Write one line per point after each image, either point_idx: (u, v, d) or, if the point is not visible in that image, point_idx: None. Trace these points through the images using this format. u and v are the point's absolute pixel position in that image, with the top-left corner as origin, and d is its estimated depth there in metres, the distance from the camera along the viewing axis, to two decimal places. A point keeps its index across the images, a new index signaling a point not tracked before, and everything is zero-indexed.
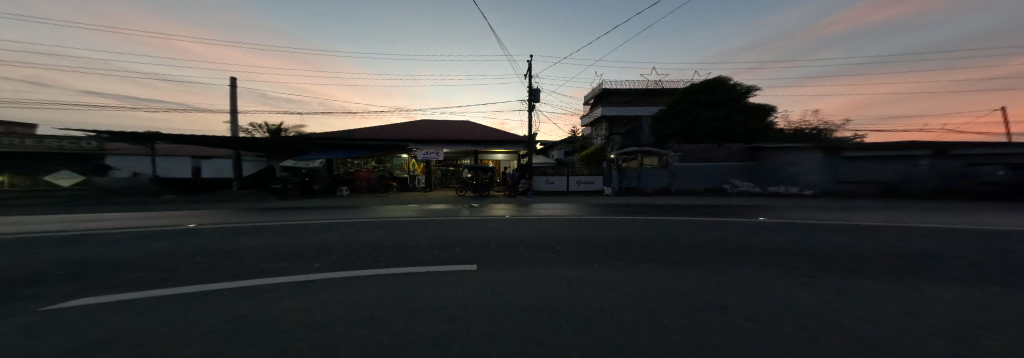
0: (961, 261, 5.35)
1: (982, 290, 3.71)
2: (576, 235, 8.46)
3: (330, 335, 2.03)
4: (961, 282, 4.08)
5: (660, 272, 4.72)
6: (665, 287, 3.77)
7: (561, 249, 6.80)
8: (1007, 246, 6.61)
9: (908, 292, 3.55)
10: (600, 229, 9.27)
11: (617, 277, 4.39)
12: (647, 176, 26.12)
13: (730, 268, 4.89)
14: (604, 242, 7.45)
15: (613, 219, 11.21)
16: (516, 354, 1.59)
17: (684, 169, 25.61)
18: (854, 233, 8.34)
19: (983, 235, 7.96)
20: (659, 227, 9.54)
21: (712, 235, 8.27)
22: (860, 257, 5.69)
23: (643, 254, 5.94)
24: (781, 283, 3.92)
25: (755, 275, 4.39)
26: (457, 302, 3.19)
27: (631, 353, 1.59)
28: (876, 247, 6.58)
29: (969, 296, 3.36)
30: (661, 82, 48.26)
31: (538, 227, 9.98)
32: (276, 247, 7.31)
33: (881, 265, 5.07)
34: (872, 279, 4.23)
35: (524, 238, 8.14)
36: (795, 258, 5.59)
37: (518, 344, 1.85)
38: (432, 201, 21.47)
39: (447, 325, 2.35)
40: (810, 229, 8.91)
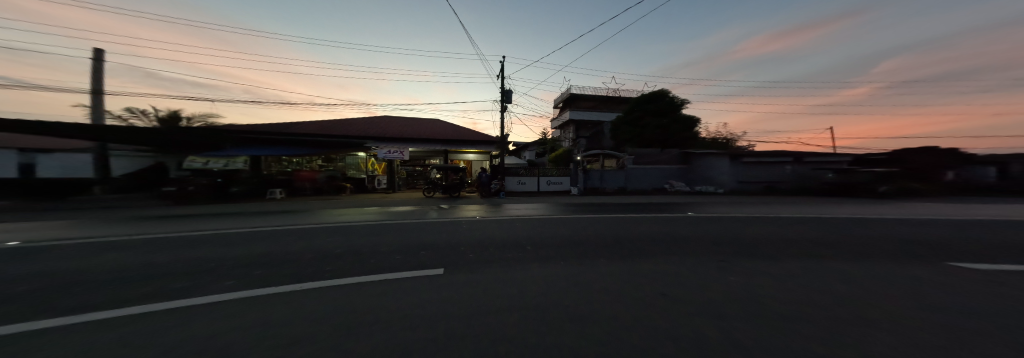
0: (807, 243, 7.95)
1: (818, 264, 5.80)
2: (565, 235, 9.50)
3: (416, 331, 2.53)
4: (808, 259, 6.22)
5: (630, 264, 6.00)
6: (638, 277, 4.95)
7: (547, 247, 7.78)
8: (831, 229, 9.87)
9: (781, 270, 5.37)
10: (582, 228, 10.51)
11: (601, 271, 5.49)
12: (608, 177, 29.40)
13: (677, 258, 6.45)
14: (591, 241, 8.56)
15: (589, 218, 12.69)
16: (574, 331, 2.36)
17: (637, 172, 29.53)
18: (748, 223, 11.28)
19: (820, 221, 11.56)
20: (617, 223, 11.35)
21: (658, 229, 10.27)
22: (753, 243, 7.95)
23: (628, 252, 7.11)
24: (711, 269, 5.46)
25: (694, 263, 5.94)
26: (487, 299, 3.83)
27: (644, 326, 2.49)
28: (761, 234, 9.17)
29: (810, 271, 5.30)
30: (618, 92, 53.75)
31: (527, 227, 10.82)
32: (243, 257, 6.75)
33: (765, 249, 7.26)
34: (762, 260, 6.13)
35: (520, 240, 8.84)
36: (716, 247, 7.55)
37: (565, 324, 2.65)
38: (403, 203, 20.75)
39: (498, 316, 3.03)
40: (722, 221, 11.69)
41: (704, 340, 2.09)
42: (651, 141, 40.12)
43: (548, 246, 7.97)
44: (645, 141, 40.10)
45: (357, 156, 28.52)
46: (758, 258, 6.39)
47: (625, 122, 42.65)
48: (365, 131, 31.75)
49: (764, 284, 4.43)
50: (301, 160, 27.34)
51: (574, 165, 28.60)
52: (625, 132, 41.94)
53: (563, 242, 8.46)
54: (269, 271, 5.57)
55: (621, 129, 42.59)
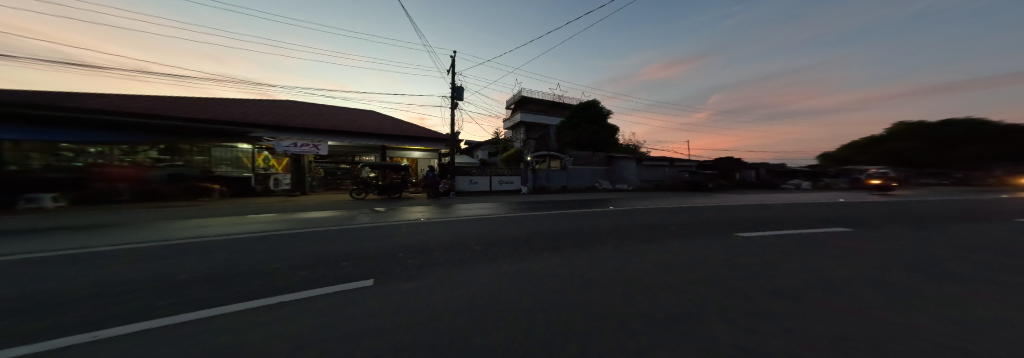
0: (720, 226, 9.86)
1: (745, 246, 7.13)
2: (537, 235, 8.82)
3: None
4: (733, 242, 7.63)
5: (617, 258, 6.12)
6: (638, 273, 5.03)
7: (524, 248, 7.32)
8: (727, 214, 12.60)
9: (729, 254, 6.38)
10: (552, 227, 10.06)
11: (598, 269, 5.35)
12: (551, 176, 31.11)
13: (648, 249, 6.96)
14: (567, 240, 8.08)
15: (552, 216, 12.44)
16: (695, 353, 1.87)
17: (575, 172, 32.42)
18: (672, 212, 13.39)
19: (715, 208, 14.72)
20: (572, 219, 11.74)
21: (610, 221, 11.08)
22: (687, 229, 9.38)
23: (610, 251, 6.83)
24: (684, 258, 6.05)
25: (665, 252, 6.53)
26: (519, 313, 3.14)
27: (751, 332, 2.26)
28: (687, 221, 10.95)
29: (748, 252, 6.42)
30: (562, 98, 57.93)
31: (495, 229, 9.79)
32: (45, 291, 3.88)
33: (699, 234, 8.64)
34: (708, 245, 7.20)
35: (494, 245, 7.72)
36: (667, 235, 8.54)
37: (654, 338, 2.23)
38: (326, 206, 16.23)
39: (563, 333, 2.45)
40: (655, 212, 13.53)
41: (835, 345, 1.96)
42: (587, 145, 44.45)
43: (526, 250, 7.07)
44: (582, 144, 44.44)
45: (236, 148, 21.61)
46: (718, 247, 7.03)
47: (568, 127, 45.89)
48: (268, 115, 24.53)
49: (742, 272, 4.96)
50: (110, 151, 17.70)
51: (524, 165, 28.94)
52: (568, 136, 45.20)
53: (538, 244, 7.74)
54: (68, 316, 2.94)
55: (564, 133, 46.06)
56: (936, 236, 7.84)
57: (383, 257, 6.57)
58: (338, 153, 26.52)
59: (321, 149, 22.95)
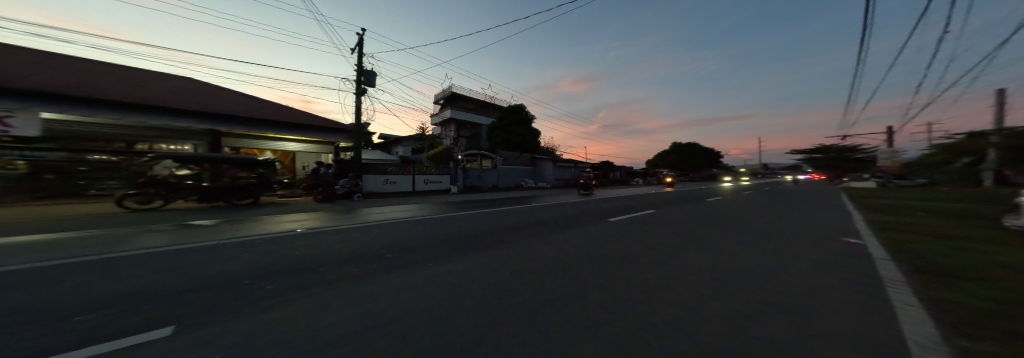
0: (669, 216, 9.92)
1: (725, 238, 6.86)
2: (497, 247, 5.76)
3: None
4: (707, 234, 7.35)
5: (650, 266, 4.52)
6: (720, 288, 3.48)
7: (512, 258, 4.89)
8: (654, 205, 13.43)
9: (732, 251, 5.78)
10: (510, 233, 7.22)
11: (663, 286, 3.55)
12: (483, 176, 28.88)
13: (656, 252, 5.68)
14: (552, 253, 5.35)
15: (502, 218, 9.70)
16: None
17: (506, 171, 31.26)
18: (612, 205, 13.33)
19: (638, 200, 15.79)
20: (526, 217, 9.84)
21: (569, 218, 9.75)
22: (651, 222, 8.90)
23: (627, 268, 4.41)
24: (713, 262, 4.99)
25: (682, 256, 5.36)
26: None
27: None
28: (636, 213, 10.74)
29: (744, 249, 5.98)
30: (494, 99, 56.77)
31: (427, 242, 6.14)
32: None
33: (668, 227, 8.18)
34: (699, 242, 6.54)
35: (434, 268, 4.20)
36: (645, 230, 7.67)
37: None
38: (17, 229, 7.44)
39: None
40: (596, 206, 13.22)
41: None
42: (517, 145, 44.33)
43: (503, 276, 3.85)
44: (513, 145, 44.22)
45: None
46: (728, 249, 5.93)
47: (499, 125, 44.61)
48: None
49: (805, 280, 4.08)
50: None
51: (454, 162, 25.43)
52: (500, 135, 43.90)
53: (512, 262, 4.64)
54: None
55: (496, 132, 44.61)
56: (808, 216, 9.78)
57: (79, 322, 2.00)
58: (84, 137, 13.26)
59: (18, 127, 11.96)
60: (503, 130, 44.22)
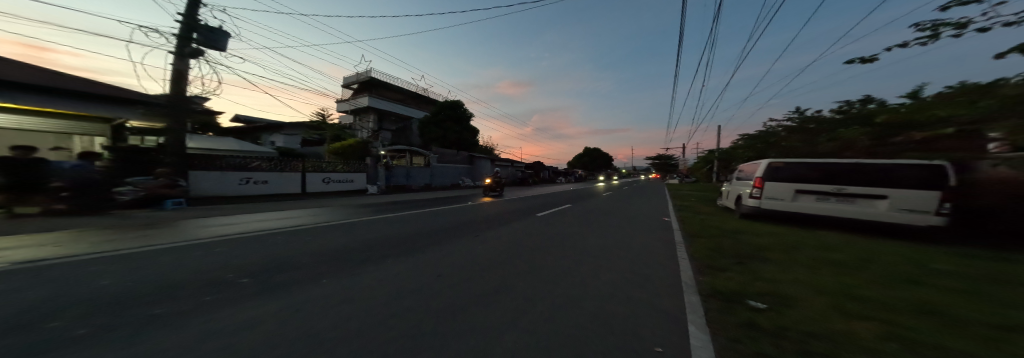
0: (586, 208, 11.37)
1: (619, 222, 8.42)
2: (403, 247, 5.48)
3: None
4: (608, 219, 8.86)
5: (552, 247, 5.34)
6: (590, 258, 4.61)
7: (432, 252, 4.89)
8: (580, 200, 14.95)
9: (619, 230, 7.23)
10: (419, 233, 6.85)
11: (550, 260, 4.46)
12: (413, 174, 24.70)
13: (562, 234, 6.67)
14: (459, 247, 5.47)
15: (414, 218, 8.96)
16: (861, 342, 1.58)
17: (441, 169, 27.79)
18: (543, 201, 14.18)
19: (568, 196, 17.26)
20: (459, 215, 9.40)
21: (501, 213, 9.95)
22: (569, 213, 10.02)
23: (523, 253, 5.01)
24: (601, 239, 6.21)
25: (581, 236, 6.46)
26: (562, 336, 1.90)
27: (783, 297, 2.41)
28: (561, 207, 11.83)
29: (628, 227, 7.54)
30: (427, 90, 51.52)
31: (312, 247, 5.19)
32: None
33: (582, 216, 9.44)
34: (598, 226, 7.85)
35: (317, 271, 3.71)
36: (562, 220, 8.64)
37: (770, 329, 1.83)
38: None
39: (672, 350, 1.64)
40: (530, 202, 13.77)
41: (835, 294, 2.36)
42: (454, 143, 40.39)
43: (400, 272, 3.76)
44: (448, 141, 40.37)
45: None
46: (617, 229, 7.38)
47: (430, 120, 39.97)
48: None
49: (650, 244, 5.68)
50: None
51: (372, 158, 20.91)
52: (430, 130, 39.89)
53: (414, 258, 4.59)
54: None
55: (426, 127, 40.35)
56: (687, 205, 12.47)
57: None
58: None
59: None
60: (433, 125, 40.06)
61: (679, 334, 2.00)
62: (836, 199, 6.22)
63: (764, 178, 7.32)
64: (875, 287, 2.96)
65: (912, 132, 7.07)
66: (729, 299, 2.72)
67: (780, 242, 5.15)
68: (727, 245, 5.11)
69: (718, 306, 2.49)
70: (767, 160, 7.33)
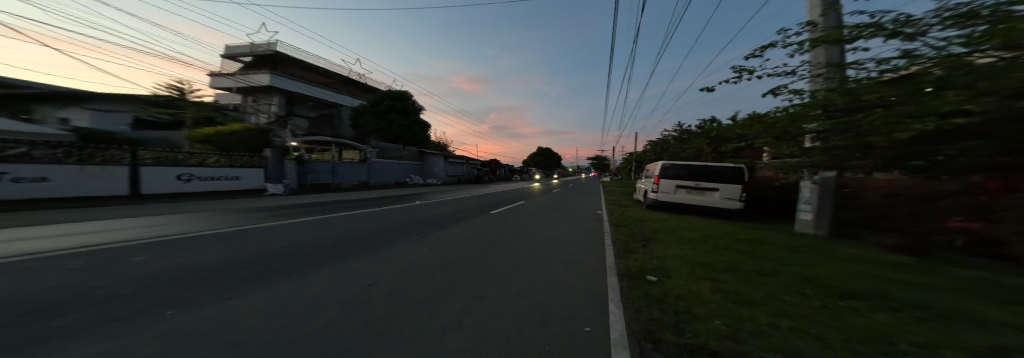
0: (527, 204, 11.53)
1: (553, 214, 8.91)
2: (301, 238, 4.62)
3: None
4: (545, 212, 9.25)
5: (483, 234, 5.50)
6: (517, 242, 4.95)
7: (350, 242, 4.49)
8: (524, 197, 14.95)
9: (551, 220, 7.71)
10: (327, 225, 5.83)
11: (479, 243, 4.68)
12: (343, 171, 20.15)
13: (498, 224, 6.77)
14: (377, 237, 4.90)
15: (322, 214, 7.57)
16: (694, 299, 2.16)
17: (380, 164, 23.56)
18: (487, 198, 13.77)
19: (514, 194, 17.15)
20: (389, 211, 8.47)
21: (438, 209, 9.37)
22: (509, 208, 10.10)
23: (450, 240, 4.80)
24: (532, 227, 6.53)
25: (515, 225, 6.64)
26: (480, 298, 2.21)
27: (659, 273, 3.05)
28: (504, 203, 11.69)
29: (560, 218, 8.05)
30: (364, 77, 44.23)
31: (149, 245, 3.82)
32: None
33: (520, 210, 9.61)
34: (533, 217, 8.17)
35: (160, 266, 2.78)
36: (502, 213, 8.67)
37: (643, 299, 2.34)
38: None
39: (556, 309, 2.11)
40: (473, 198, 13.22)
41: (693, 269, 3.08)
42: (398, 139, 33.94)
43: (316, 256, 3.52)
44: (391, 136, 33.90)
45: None
46: (550, 219, 7.78)
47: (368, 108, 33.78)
48: None
49: (576, 231, 6.25)
50: None
51: (272, 149, 15.94)
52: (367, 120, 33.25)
53: (317, 248, 3.95)
54: None
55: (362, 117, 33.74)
56: (617, 199, 13.69)
57: None
58: None
59: None
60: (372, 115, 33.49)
61: (593, 312, 2.14)
62: (691, 191, 8.00)
63: (659, 175, 8.46)
64: (722, 254, 3.93)
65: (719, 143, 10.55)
66: (632, 276, 3.08)
67: (673, 225, 6.25)
68: (637, 230, 5.84)
69: (624, 285, 2.85)
70: (662, 161, 8.39)
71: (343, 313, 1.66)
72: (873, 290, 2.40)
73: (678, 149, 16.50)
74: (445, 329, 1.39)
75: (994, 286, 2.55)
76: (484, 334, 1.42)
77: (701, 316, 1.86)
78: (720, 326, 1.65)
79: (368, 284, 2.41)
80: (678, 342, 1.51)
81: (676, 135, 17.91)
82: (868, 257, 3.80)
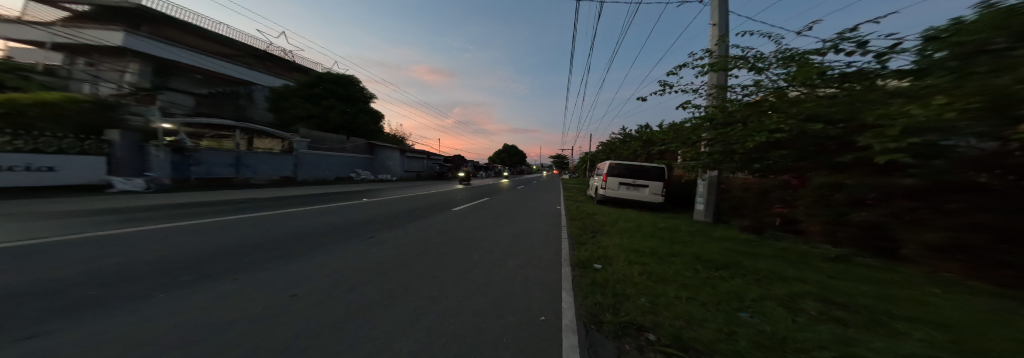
0: (485, 202, 11.25)
1: (511, 211, 8.99)
2: (214, 242, 3.85)
3: (508, 337, 1.52)
4: (503, 209, 9.34)
5: (439, 230, 5.62)
6: (473, 236, 5.27)
7: (293, 239, 4.28)
8: (484, 194, 14.54)
9: (507, 216, 7.97)
10: (246, 226, 4.92)
11: (436, 239, 4.80)
12: (255, 164, 16.43)
13: (454, 220, 6.82)
14: (318, 238, 4.41)
15: (233, 215, 6.20)
16: (626, 281, 2.55)
17: (310, 157, 20.08)
18: (445, 196, 13.01)
19: (474, 191, 16.49)
20: (332, 209, 7.64)
21: (389, 207, 8.77)
22: (468, 206, 9.88)
23: (403, 240, 4.56)
24: (486, 222, 6.80)
25: (472, 222, 6.77)
26: (440, 290, 2.39)
27: (600, 260, 3.48)
28: (462, 201, 11.34)
29: (516, 214, 8.32)
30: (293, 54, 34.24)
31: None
32: None
33: (478, 208, 9.47)
34: (490, 213, 8.25)
35: (47, 272, 2.38)
36: (459, 211, 8.56)
37: (583, 284, 2.70)
38: None
39: (504, 296, 2.40)
40: (429, 196, 12.45)
41: (626, 255, 3.57)
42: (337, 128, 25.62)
43: (263, 252, 3.44)
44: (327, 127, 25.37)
45: None
46: (507, 216, 7.93)
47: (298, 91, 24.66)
48: None
49: (532, 226, 6.53)
50: None
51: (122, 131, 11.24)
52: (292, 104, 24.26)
53: (241, 251, 3.40)
54: None
55: (289, 101, 24.51)
56: (574, 196, 14.25)
57: None
58: None
59: None
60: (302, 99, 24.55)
61: (548, 302, 2.27)
62: (629, 186, 8.94)
63: (606, 173, 9.30)
64: (657, 241, 4.49)
65: (651, 147, 12.37)
66: (582, 265, 3.38)
67: (614, 218, 7.04)
68: (588, 224, 6.31)
69: (573, 274, 3.14)
70: (607, 161, 9.11)
71: (285, 314, 1.56)
72: (751, 266, 3.10)
73: (625, 149, 18.01)
74: (399, 330, 1.40)
75: (828, 264, 3.46)
76: (436, 332, 1.46)
77: (633, 296, 2.15)
78: (646, 304, 1.92)
79: (315, 285, 2.26)
80: (616, 321, 1.70)
81: (622, 138, 19.59)
82: (756, 242, 4.80)
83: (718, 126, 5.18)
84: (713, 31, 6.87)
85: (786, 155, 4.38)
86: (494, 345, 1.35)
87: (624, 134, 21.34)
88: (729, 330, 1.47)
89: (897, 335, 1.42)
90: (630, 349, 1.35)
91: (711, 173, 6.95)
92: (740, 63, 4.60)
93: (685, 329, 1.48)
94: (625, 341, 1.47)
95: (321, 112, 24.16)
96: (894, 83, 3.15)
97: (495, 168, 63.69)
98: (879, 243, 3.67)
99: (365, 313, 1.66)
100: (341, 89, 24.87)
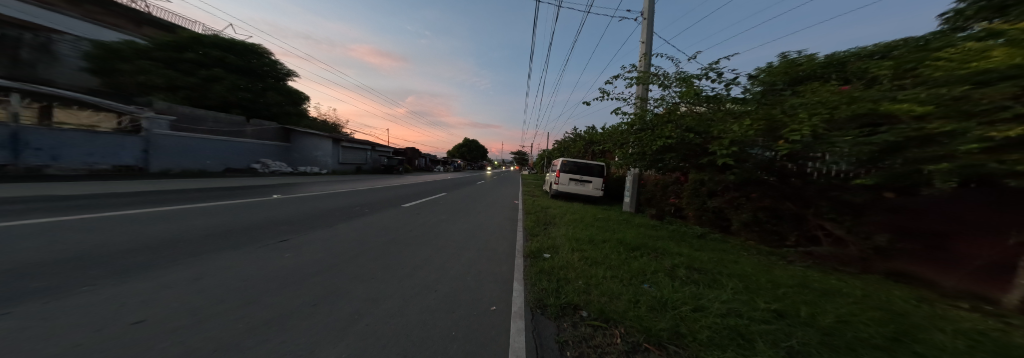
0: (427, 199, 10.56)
1: (454, 208, 8.58)
2: (17, 251, 2.74)
3: (446, 328, 1.61)
4: (444, 205, 8.98)
5: (376, 228, 5.27)
6: (416, 232, 5.12)
7: (183, 241, 3.60)
8: (428, 190, 13.74)
9: (455, 212, 7.67)
10: (103, 228, 3.93)
11: (370, 238, 4.48)
12: (61, 146, 10.96)
13: (393, 217, 6.44)
14: (208, 243, 3.62)
15: (21, 219, 4.21)
16: (562, 268, 2.82)
17: (168, 141, 14.50)
18: (374, 191, 11.80)
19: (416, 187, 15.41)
20: (240, 208, 6.48)
21: (317, 204, 7.79)
22: (409, 202, 9.28)
23: (332, 242, 4.09)
24: (431, 218, 6.56)
25: (417, 218, 6.44)
26: (386, 290, 2.35)
27: (538, 250, 3.75)
28: (400, 197, 10.55)
29: (464, 209, 8.19)
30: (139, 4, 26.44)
31: None
32: None
33: (423, 204, 8.98)
34: (435, 210, 7.93)
35: None
36: (402, 207, 8.04)
37: (523, 274, 2.90)
38: None
39: (443, 288, 2.51)
40: (360, 192, 11.25)
41: (566, 245, 3.86)
42: (228, 104, 20.15)
43: (142, 256, 2.88)
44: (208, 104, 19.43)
45: None
46: (457, 212, 7.69)
47: (150, 51, 18.43)
48: None
49: (484, 221, 6.48)
50: None
51: None
52: (138, 67, 17.64)
53: (86, 261, 2.60)
54: None
55: (132, 63, 17.85)
56: (524, 191, 14.32)
57: None
58: None
59: None
60: (158, 63, 18.43)
61: (498, 293, 2.39)
62: (578, 182, 9.62)
63: (559, 170, 9.85)
64: (595, 230, 4.87)
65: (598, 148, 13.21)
66: (532, 255, 3.58)
67: (559, 211, 7.43)
68: (541, 216, 6.64)
69: (523, 264, 3.30)
70: (560, 158, 9.56)
71: (165, 331, 1.31)
72: (664, 247, 3.64)
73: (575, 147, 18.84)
74: (328, 338, 1.35)
75: (705, 242, 4.39)
76: (373, 335, 1.43)
77: (572, 280, 2.40)
78: (580, 285, 2.17)
79: (209, 298, 1.92)
80: (555, 303, 1.87)
81: (573, 138, 20.72)
82: (665, 227, 5.71)
83: (638, 130, 5.89)
84: (643, 48, 7.71)
85: (675, 157, 5.55)
86: (440, 340, 1.40)
87: (575, 134, 22.35)
88: (637, 300, 1.80)
89: (725, 291, 2.05)
90: (567, 326, 1.53)
91: (636, 170, 7.80)
92: (658, 79, 5.39)
93: (606, 303, 1.75)
94: (563, 319, 1.65)
95: (195, 83, 18.76)
96: (737, 105, 4.77)
97: (451, 163, 61.52)
98: (722, 222, 5.38)
99: (284, 325, 1.53)
100: (233, 58, 20.28)
